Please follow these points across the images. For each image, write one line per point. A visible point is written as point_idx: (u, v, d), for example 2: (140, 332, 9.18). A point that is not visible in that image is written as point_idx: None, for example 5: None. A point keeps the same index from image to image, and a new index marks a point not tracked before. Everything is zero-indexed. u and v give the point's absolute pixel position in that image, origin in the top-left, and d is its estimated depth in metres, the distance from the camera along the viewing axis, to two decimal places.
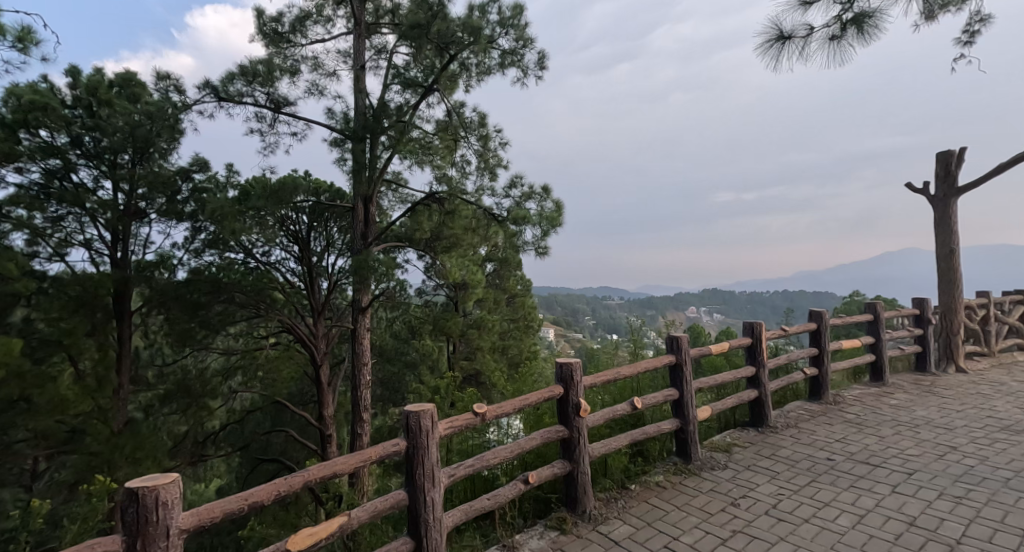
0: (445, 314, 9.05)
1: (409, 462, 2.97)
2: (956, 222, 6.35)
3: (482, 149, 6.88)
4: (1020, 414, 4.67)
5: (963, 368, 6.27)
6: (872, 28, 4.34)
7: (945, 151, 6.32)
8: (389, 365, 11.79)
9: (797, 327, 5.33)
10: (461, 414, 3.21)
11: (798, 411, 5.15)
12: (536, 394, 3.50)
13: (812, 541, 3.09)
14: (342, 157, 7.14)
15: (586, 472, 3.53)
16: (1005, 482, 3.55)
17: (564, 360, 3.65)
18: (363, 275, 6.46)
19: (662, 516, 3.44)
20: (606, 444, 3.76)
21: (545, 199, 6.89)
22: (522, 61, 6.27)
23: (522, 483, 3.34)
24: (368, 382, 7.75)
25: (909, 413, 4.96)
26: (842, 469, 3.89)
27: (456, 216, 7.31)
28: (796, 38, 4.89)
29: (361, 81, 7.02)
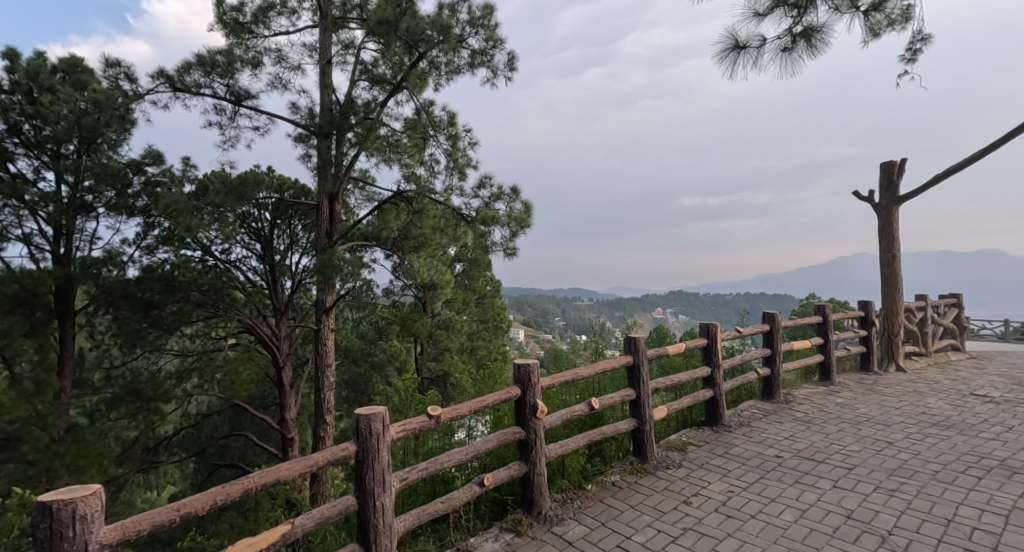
0: (414, 314, 8.73)
1: (359, 466, 2.90)
2: (898, 228, 6.62)
3: (451, 148, 6.82)
4: (952, 410, 4.89)
5: (903, 368, 6.55)
6: (820, 42, 4.48)
7: (889, 161, 6.59)
8: (355, 366, 11.54)
9: (752, 328, 5.45)
10: (414, 416, 3.14)
11: (751, 410, 5.28)
12: (492, 396, 3.46)
13: (757, 536, 3.16)
14: (306, 153, 6.95)
15: (543, 473, 3.52)
16: (934, 475, 3.71)
17: (521, 360, 3.62)
18: (327, 275, 6.32)
19: (616, 515, 3.46)
20: (563, 445, 3.75)
21: (514, 200, 6.88)
22: (492, 62, 6.24)
23: (476, 486, 3.30)
24: (332, 384, 7.58)
25: (853, 411, 5.14)
26: (789, 466, 4.00)
27: (423, 216, 7.16)
28: (750, 48, 5.01)
29: (327, 76, 6.86)
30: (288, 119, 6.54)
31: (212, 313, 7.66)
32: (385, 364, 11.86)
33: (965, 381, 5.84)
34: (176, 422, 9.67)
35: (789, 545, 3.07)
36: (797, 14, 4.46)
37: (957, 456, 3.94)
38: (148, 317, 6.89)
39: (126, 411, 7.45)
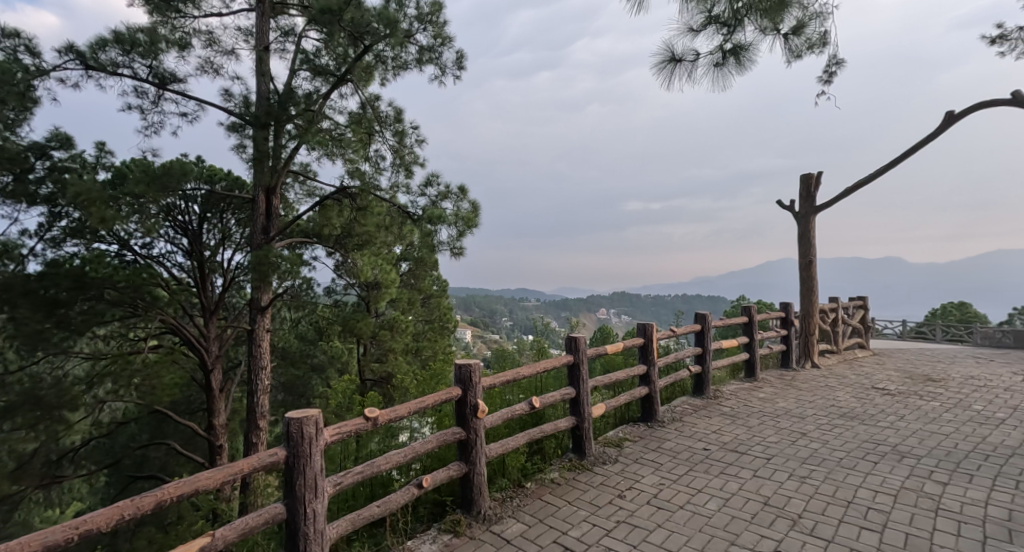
0: (356, 314, 8.49)
1: (289, 472, 2.91)
2: (816, 236, 7.17)
3: (397, 145, 6.83)
4: (856, 403, 5.38)
5: (817, 364, 7.10)
6: (747, 60, 4.84)
7: (807, 173, 7.14)
8: (294, 369, 11.22)
9: (685, 328, 5.76)
10: (350, 419, 3.15)
11: (683, 406, 5.60)
12: (433, 397, 3.52)
13: (684, 526, 3.41)
14: (240, 143, 6.79)
15: (482, 473, 3.62)
16: (840, 461, 4.09)
17: (463, 361, 3.69)
18: (263, 272, 6.19)
19: (553, 512, 3.63)
20: (503, 444, 3.86)
21: (461, 199, 6.97)
22: (440, 59, 6.32)
23: (415, 488, 3.36)
24: (267, 387, 7.40)
25: (773, 405, 5.55)
26: (715, 458, 4.30)
27: (367, 213, 7.07)
28: (685, 61, 5.33)
29: (264, 64, 6.72)
30: (220, 107, 6.36)
31: (130, 312, 7.26)
32: (325, 366, 11.62)
33: (867, 375, 6.42)
34: (87, 431, 9.09)
35: (711, 532, 3.32)
36: (727, 31, 4.79)
37: (858, 444, 4.35)
38: (53, 316, 6.51)
39: (24, 420, 6.88)
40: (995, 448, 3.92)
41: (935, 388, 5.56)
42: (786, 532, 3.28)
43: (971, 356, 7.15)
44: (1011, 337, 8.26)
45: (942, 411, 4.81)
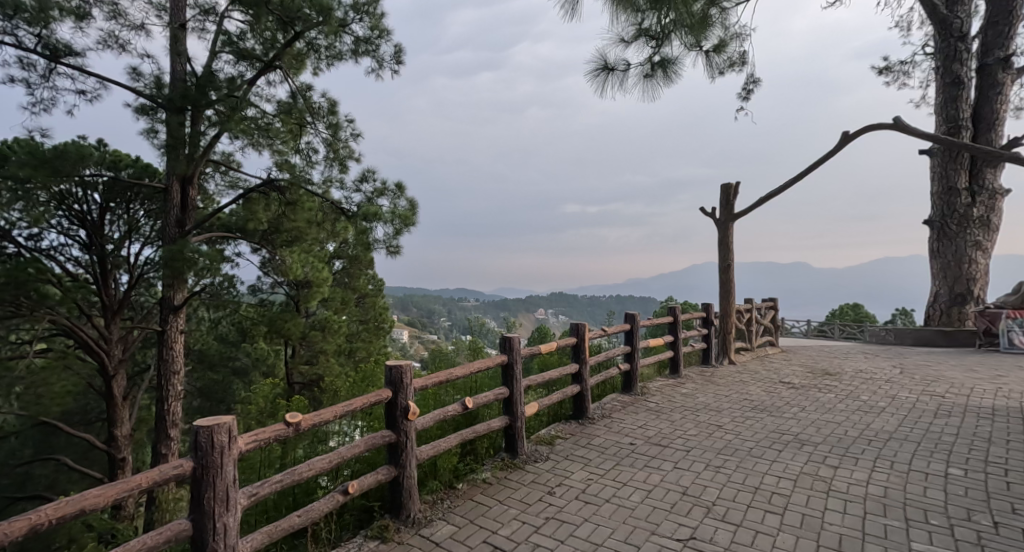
0: (285, 313, 8.16)
1: (197, 484, 2.64)
2: (734, 241, 7.68)
3: (331, 138, 6.71)
4: (766, 396, 5.83)
5: (734, 361, 7.62)
6: (673, 73, 5.15)
7: (726, 183, 7.64)
8: (212, 373, 10.80)
9: (616, 328, 5.99)
10: (270, 425, 2.95)
11: (611, 402, 5.87)
12: (361, 399, 3.41)
13: (610, 518, 3.46)
14: (151, 128, 6.44)
15: (412, 476, 3.58)
16: (750, 450, 4.39)
17: (395, 362, 3.67)
18: (177, 268, 5.93)
19: (484, 512, 3.62)
20: (435, 446, 3.82)
21: (398, 197, 6.96)
22: (377, 52, 6.29)
23: (340, 495, 3.23)
24: (179, 393, 7.05)
25: (694, 400, 5.92)
26: (640, 452, 4.49)
27: (298, 208, 6.82)
28: (617, 70, 5.59)
29: (179, 41, 6.35)
30: (128, 87, 5.97)
31: (12, 312, 6.63)
32: (249, 369, 11.20)
33: (775, 371, 6.96)
34: None
35: (635, 523, 3.38)
36: (655, 45, 5.09)
37: (767, 434, 4.70)
38: None
39: None
40: (878, 433, 4.35)
41: (831, 381, 6.12)
42: (701, 519, 3.36)
43: (861, 351, 7.91)
44: (893, 334, 9.22)
45: (837, 402, 5.31)
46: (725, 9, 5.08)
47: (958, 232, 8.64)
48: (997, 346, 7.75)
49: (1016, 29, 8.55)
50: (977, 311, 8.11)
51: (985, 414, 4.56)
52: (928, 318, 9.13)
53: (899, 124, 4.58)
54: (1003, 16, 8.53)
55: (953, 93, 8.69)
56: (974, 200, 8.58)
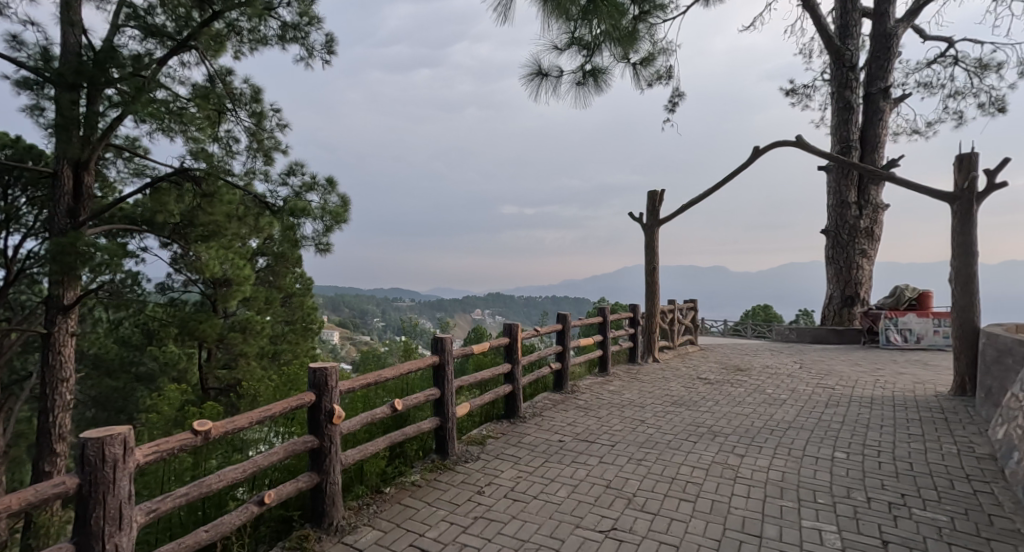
0: (199, 314, 7.85)
1: (82, 503, 2.22)
2: (660, 245, 8.07)
3: (254, 127, 6.50)
4: (685, 391, 6.19)
5: (658, 359, 8.01)
6: (604, 82, 5.39)
7: (653, 190, 8.03)
8: (110, 380, 10.28)
9: (548, 328, 6.15)
10: (173, 434, 2.52)
11: (543, 402, 6.01)
12: (280, 404, 3.08)
13: (537, 514, 3.39)
14: (36, 106, 6.03)
15: (337, 482, 3.32)
16: (669, 442, 4.61)
17: (319, 364, 3.36)
18: (66, 263, 5.55)
19: (411, 515, 3.45)
20: (362, 450, 3.60)
21: (329, 192, 6.84)
22: (306, 40, 6.16)
23: (255, 506, 2.92)
24: (66, 404, 6.58)
25: (620, 396, 6.19)
26: (568, 448, 4.57)
27: (215, 201, 6.46)
28: (550, 76, 5.77)
29: (73, 11, 5.87)
30: (6, 55, 5.54)
31: None
32: (156, 375, 10.55)
33: (693, 368, 7.37)
34: None
35: (561, 517, 3.35)
36: (587, 54, 5.30)
37: (685, 427, 4.97)
38: None
39: None
40: (780, 423, 4.74)
41: (743, 376, 6.59)
42: (623, 510, 3.40)
43: (768, 349, 8.52)
44: (794, 332, 10.00)
45: (747, 395, 5.74)
46: (652, 23, 5.40)
47: (849, 241, 9.50)
48: (878, 343, 8.61)
49: (894, 63, 9.51)
50: (861, 311, 9.12)
51: (867, 403, 5.07)
52: (824, 319, 9.96)
53: (801, 142, 5.02)
54: (885, 51, 9.50)
55: (845, 117, 9.56)
56: (861, 212, 9.47)
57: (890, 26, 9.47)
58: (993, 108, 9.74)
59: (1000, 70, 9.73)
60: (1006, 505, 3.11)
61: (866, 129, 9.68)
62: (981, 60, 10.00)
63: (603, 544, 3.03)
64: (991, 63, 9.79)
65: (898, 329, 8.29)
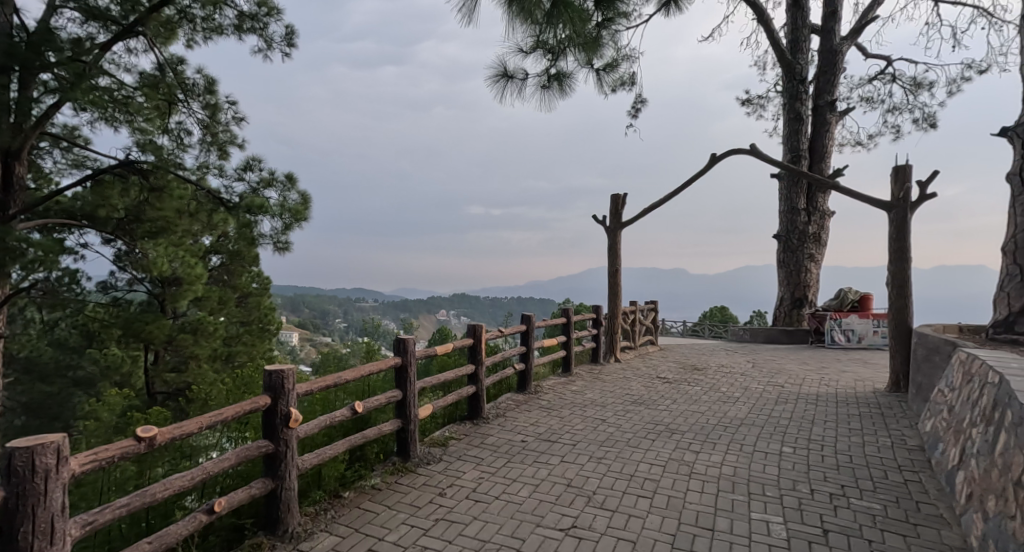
0: (146, 315, 7.52)
1: (8, 518, 2.02)
2: (622, 248, 8.24)
3: (208, 120, 6.32)
4: (645, 390, 6.35)
5: (619, 359, 8.17)
6: (568, 86, 5.49)
7: (616, 194, 8.19)
8: (42, 385, 9.12)
9: (512, 328, 6.21)
10: (114, 441, 2.32)
11: (506, 402, 6.07)
12: (233, 408, 2.95)
13: (499, 514, 3.42)
14: None
15: (293, 488, 3.20)
16: (628, 440, 4.73)
17: (275, 366, 3.22)
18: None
19: (371, 519, 3.39)
20: (320, 454, 3.51)
21: (288, 189, 6.73)
22: (265, 31, 6.07)
23: (204, 515, 2.75)
24: None
25: (582, 396, 6.30)
26: (530, 448, 4.64)
27: (165, 195, 6.24)
28: (516, 78, 5.83)
29: None
30: None
31: None
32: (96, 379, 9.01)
33: (652, 368, 7.54)
34: None
35: (523, 517, 3.39)
36: (552, 58, 5.39)
37: (644, 425, 5.11)
38: None
39: None
40: (732, 420, 4.93)
41: (700, 375, 6.80)
42: (583, 508, 3.47)
43: (723, 349, 8.80)
44: (747, 333, 10.33)
45: (703, 394, 5.93)
46: (616, 30, 5.53)
47: (798, 246, 9.90)
48: (823, 343, 9.01)
49: (839, 78, 9.99)
50: (809, 312, 9.53)
51: (814, 400, 5.31)
52: (775, 320, 10.36)
53: (754, 150, 5.23)
54: (832, 65, 9.96)
55: (795, 127, 9.97)
56: (809, 219, 9.88)
57: (836, 43, 9.93)
58: (927, 124, 10.36)
59: (933, 88, 10.36)
60: (932, 492, 3.32)
61: (816, 139, 10.11)
62: (916, 78, 10.62)
63: (563, 542, 3.08)
64: (925, 82, 10.40)
65: (842, 329, 8.69)
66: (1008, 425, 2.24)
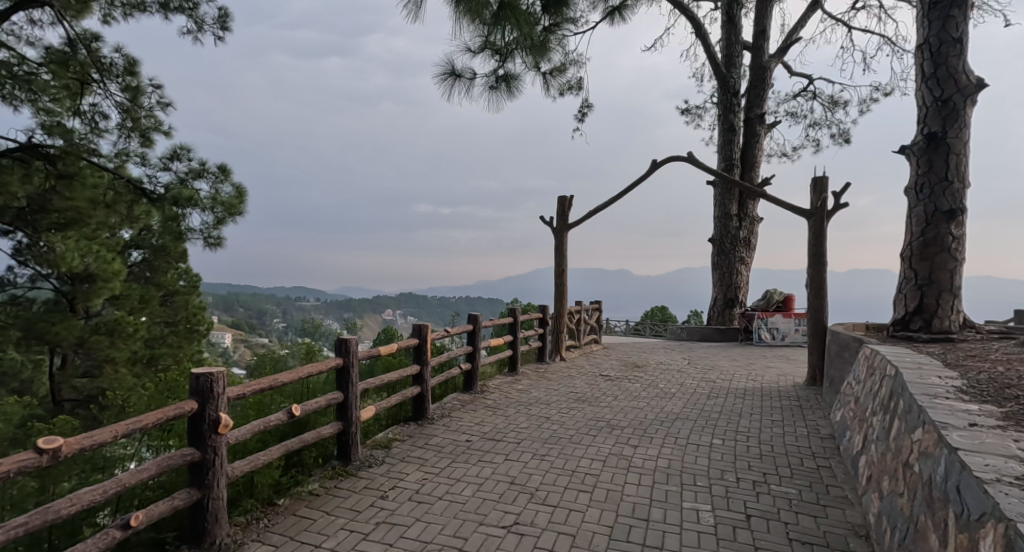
0: (53, 312, 6.55)
1: None
2: (567, 249, 8.42)
3: (126, 103, 5.89)
4: (588, 388, 6.53)
5: (563, 358, 8.34)
6: (515, 87, 5.59)
7: (562, 196, 8.35)
8: None
9: (459, 328, 6.24)
10: (11, 455, 2.20)
11: (452, 402, 6.10)
12: (154, 414, 2.80)
13: (441, 515, 3.46)
14: None
15: (221, 498, 3.06)
16: (571, 437, 4.86)
17: (202, 369, 3.07)
18: None
19: (307, 526, 3.33)
20: (252, 462, 3.38)
21: (221, 180, 6.50)
22: (196, 13, 5.87)
23: (119, 530, 2.57)
24: None
25: (527, 395, 6.42)
26: (475, 448, 4.70)
27: (76, 184, 5.60)
28: (463, 78, 5.87)
29: None
30: None
31: None
32: None
33: (595, 366, 7.73)
34: None
35: (466, 516, 3.44)
36: (500, 60, 5.47)
37: (586, 422, 5.26)
38: None
39: None
40: (668, 415, 5.15)
41: (640, 373, 7.05)
42: (525, 505, 3.56)
43: (662, 347, 9.11)
44: (684, 331, 10.74)
45: (643, 390, 6.15)
46: (564, 35, 5.68)
47: (731, 249, 10.39)
48: (752, 340, 9.51)
49: (768, 93, 10.59)
50: (739, 312, 10.05)
51: (743, 395, 5.62)
52: (709, 320, 10.83)
53: (691, 157, 5.48)
54: (762, 79, 10.54)
55: (728, 137, 10.48)
56: (740, 224, 10.40)
57: (765, 60, 10.50)
58: (843, 139, 11.16)
59: (848, 106, 11.15)
60: (840, 475, 3.63)
61: (747, 149, 10.66)
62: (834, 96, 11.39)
63: (504, 539, 3.15)
64: (841, 100, 11.17)
65: (768, 328, 9.21)
66: (900, 413, 2.48)
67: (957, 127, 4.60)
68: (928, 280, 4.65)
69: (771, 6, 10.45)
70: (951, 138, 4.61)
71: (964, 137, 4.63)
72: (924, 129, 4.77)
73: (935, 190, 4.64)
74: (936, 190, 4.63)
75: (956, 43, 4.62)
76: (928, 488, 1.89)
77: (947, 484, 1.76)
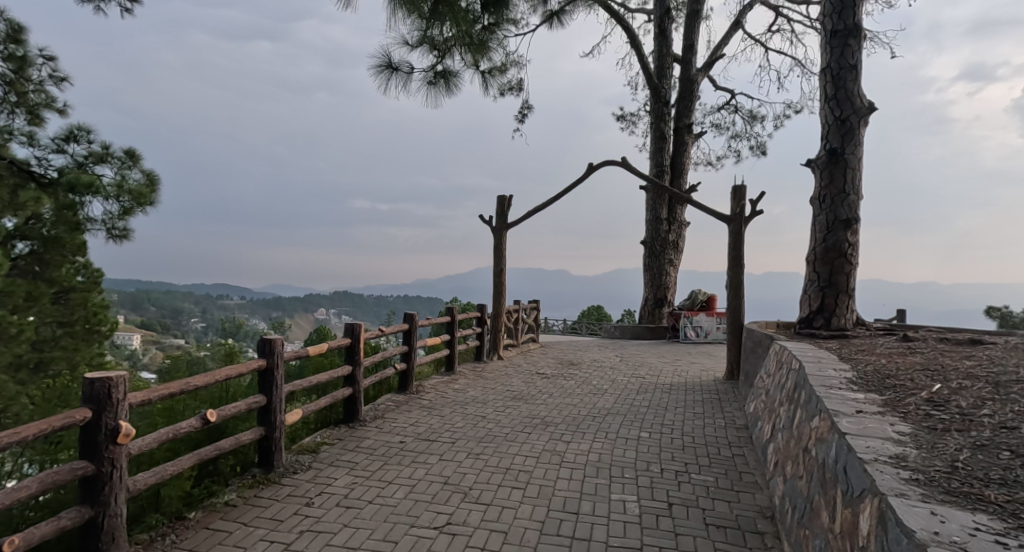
0: None
1: None
2: (505, 249, 8.47)
3: (11, 75, 5.14)
4: (523, 386, 6.60)
5: (501, 357, 8.38)
6: (454, 83, 5.57)
7: (501, 195, 8.39)
8: None
9: (394, 328, 6.14)
10: None
11: (385, 403, 6.00)
12: (38, 424, 2.55)
13: (369, 519, 3.41)
14: None
15: (118, 514, 2.84)
16: (505, 435, 4.90)
17: (98, 374, 2.82)
18: None
19: (222, 539, 3.19)
20: (159, 473, 3.18)
21: (129, 167, 6.10)
22: None
23: None
24: None
25: (463, 394, 6.41)
26: (408, 449, 4.65)
27: None
28: (400, 71, 5.79)
29: None
30: None
31: None
32: None
33: (532, 365, 7.83)
34: None
35: (397, 519, 3.41)
36: (438, 56, 5.44)
37: (521, 420, 5.32)
38: None
39: None
40: (600, 411, 5.30)
41: (575, 371, 7.19)
42: (457, 504, 3.57)
43: (597, 345, 9.33)
44: (618, 329, 11.03)
45: (577, 388, 6.29)
46: (503, 35, 5.72)
47: (661, 251, 10.80)
48: (679, 338, 9.91)
49: (695, 104, 11.08)
50: (668, 311, 10.44)
51: (669, 390, 5.85)
52: (641, 319, 11.19)
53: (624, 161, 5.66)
54: (691, 90, 11.02)
55: (659, 145, 10.87)
56: (670, 227, 10.82)
57: (693, 72, 11.00)
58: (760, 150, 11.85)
59: (765, 120, 11.87)
60: (752, 462, 3.86)
61: (677, 155, 11.11)
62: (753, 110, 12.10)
63: (434, 540, 3.14)
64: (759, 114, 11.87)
65: (694, 326, 9.64)
66: (803, 402, 2.68)
67: (853, 144, 5.00)
68: (829, 281, 5.02)
69: (700, 20, 10.95)
70: (848, 154, 5.01)
71: (859, 154, 5.04)
72: (825, 145, 5.14)
73: (835, 201, 5.01)
74: (835, 201, 5.01)
75: (852, 69, 5.02)
76: (822, 471, 2.06)
77: (837, 466, 1.91)
